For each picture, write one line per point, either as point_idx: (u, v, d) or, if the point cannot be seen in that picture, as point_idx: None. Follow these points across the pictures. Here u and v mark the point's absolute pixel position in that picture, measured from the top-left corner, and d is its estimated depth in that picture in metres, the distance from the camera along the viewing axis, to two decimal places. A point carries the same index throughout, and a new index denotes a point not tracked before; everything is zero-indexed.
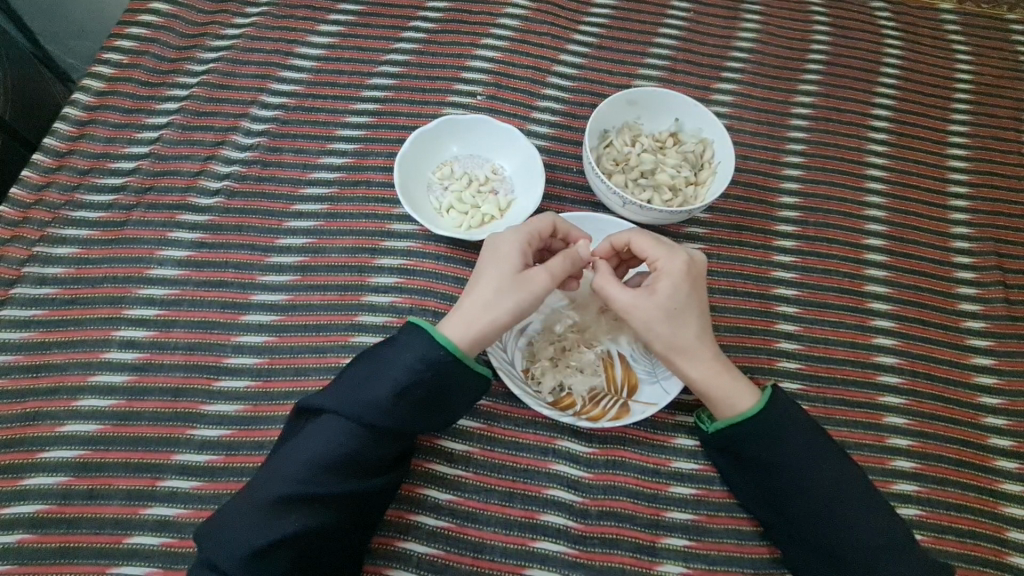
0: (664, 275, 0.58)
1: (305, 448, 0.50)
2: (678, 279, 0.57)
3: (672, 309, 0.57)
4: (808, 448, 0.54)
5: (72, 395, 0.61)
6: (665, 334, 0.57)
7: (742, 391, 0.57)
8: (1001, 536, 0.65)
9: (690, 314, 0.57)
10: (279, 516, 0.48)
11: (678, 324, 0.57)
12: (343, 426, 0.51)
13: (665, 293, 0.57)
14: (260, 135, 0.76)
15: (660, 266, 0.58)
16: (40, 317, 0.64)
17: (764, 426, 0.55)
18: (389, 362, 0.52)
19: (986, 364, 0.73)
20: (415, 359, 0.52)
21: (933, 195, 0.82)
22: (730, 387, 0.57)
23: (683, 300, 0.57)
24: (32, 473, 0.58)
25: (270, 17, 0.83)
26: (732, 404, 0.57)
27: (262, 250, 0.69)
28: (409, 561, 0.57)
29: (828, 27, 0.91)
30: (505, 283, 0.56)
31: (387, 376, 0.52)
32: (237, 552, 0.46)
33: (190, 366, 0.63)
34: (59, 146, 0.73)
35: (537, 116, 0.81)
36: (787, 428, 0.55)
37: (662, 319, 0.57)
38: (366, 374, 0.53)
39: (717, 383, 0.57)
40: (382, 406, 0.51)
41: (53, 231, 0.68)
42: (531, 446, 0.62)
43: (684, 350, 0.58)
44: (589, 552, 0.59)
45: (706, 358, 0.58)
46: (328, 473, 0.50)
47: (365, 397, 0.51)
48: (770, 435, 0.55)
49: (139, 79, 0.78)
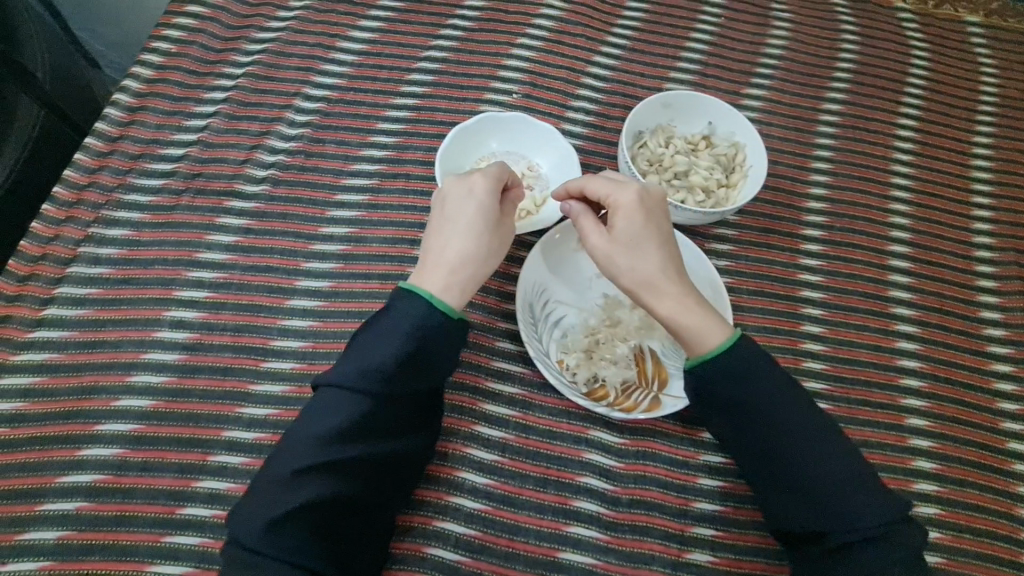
0: (617, 210, 0.60)
1: (317, 419, 0.52)
2: (633, 211, 0.59)
3: (632, 239, 0.58)
4: (775, 389, 0.53)
5: (126, 371, 0.63)
6: (625, 266, 0.58)
7: (706, 321, 0.56)
8: (1017, 537, 0.67)
9: (649, 243, 0.58)
10: (298, 487, 0.49)
11: (638, 254, 0.58)
12: (345, 397, 0.53)
13: (621, 226, 0.59)
14: (303, 126, 0.79)
15: (614, 202, 0.60)
16: (95, 295, 0.66)
17: (735, 359, 0.54)
18: (383, 331, 0.55)
19: (1006, 371, 0.75)
20: (411, 324, 0.54)
21: (956, 204, 0.84)
22: (695, 315, 0.56)
23: (643, 229, 0.59)
24: (88, 445, 0.60)
25: (313, 12, 0.86)
26: (698, 336, 0.55)
27: (306, 238, 0.72)
28: (447, 540, 0.60)
29: (857, 37, 0.93)
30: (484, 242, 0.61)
31: (384, 344, 0.54)
32: (259, 527, 0.48)
33: (238, 347, 0.65)
34: (111, 131, 0.75)
35: (571, 116, 0.84)
36: (752, 369, 0.54)
37: (622, 250, 0.58)
38: (365, 346, 0.54)
39: (683, 313, 0.56)
40: (383, 373, 0.53)
41: (106, 213, 0.70)
42: (564, 435, 0.65)
43: (649, 282, 0.58)
44: (620, 538, 0.61)
45: (670, 289, 0.57)
46: (343, 442, 0.52)
47: (370, 367, 0.53)
48: (735, 375, 0.54)
49: (187, 68, 0.81)
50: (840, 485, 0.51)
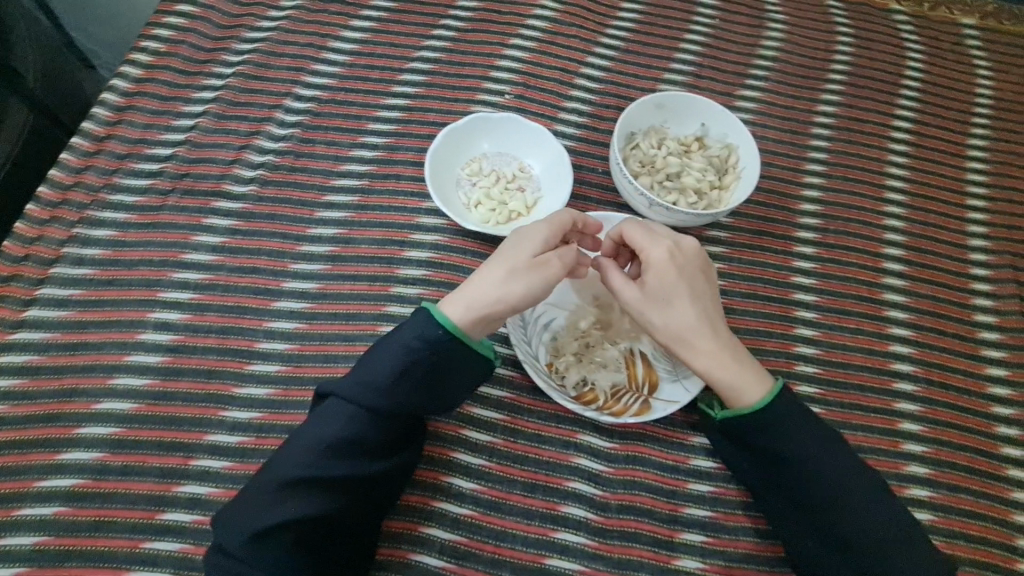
0: (649, 266, 0.60)
1: (311, 430, 0.52)
2: (667, 268, 0.59)
3: (665, 298, 0.59)
4: (809, 439, 0.56)
5: (108, 373, 0.62)
6: (659, 322, 0.59)
7: (747, 381, 0.58)
8: (1012, 544, 0.66)
9: (682, 301, 0.59)
10: (285, 496, 0.49)
11: (672, 312, 0.59)
12: (345, 409, 0.53)
13: (653, 282, 0.60)
14: (293, 126, 0.78)
15: (647, 258, 0.60)
16: (77, 296, 0.65)
17: (770, 413, 0.56)
18: (389, 345, 0.55)
19: (1001, 376, 0.74)
20: (415, 338, 0.54)
21: (951, 207, 0.83)
22: (737, 373, 0.58)
23: (676, 287, 0.59)
24: (69, 448, 0.59)
25: (304, 12, 0.85)
26: (738, 395, 0.58)
27: (294, 239, 0.71)
28: (432, 546, 0.59)
29: (852, 39, 0.93)
30: (517, 267, 0.57)
31: (388, 358, 0.54)
32: (245, 533, 0.48)
33: (223, 349, 0.64)
34: (98, 131, 0.74)
35: (564, 117, 0.83)
36: (786, 420, 0.56)
37: (656, 308, 0.59)
38: (371, 358, 0.55)
39: (721, 372, 0.58)
40: (383, 387, 0.53)
41: (91, 213, 0.70)
42: (553, 439, 0.64)
43: (683, 340, 0.59)
44: (608, 544, 0.60)
45: (706, 346, 0.59)
46: (333, 455, 0.51)
47: (366, 379, 0.53)
48: (770, 426, 0.56)
49: (176, 67, 0.80)
50: (861, 528, 0.53)
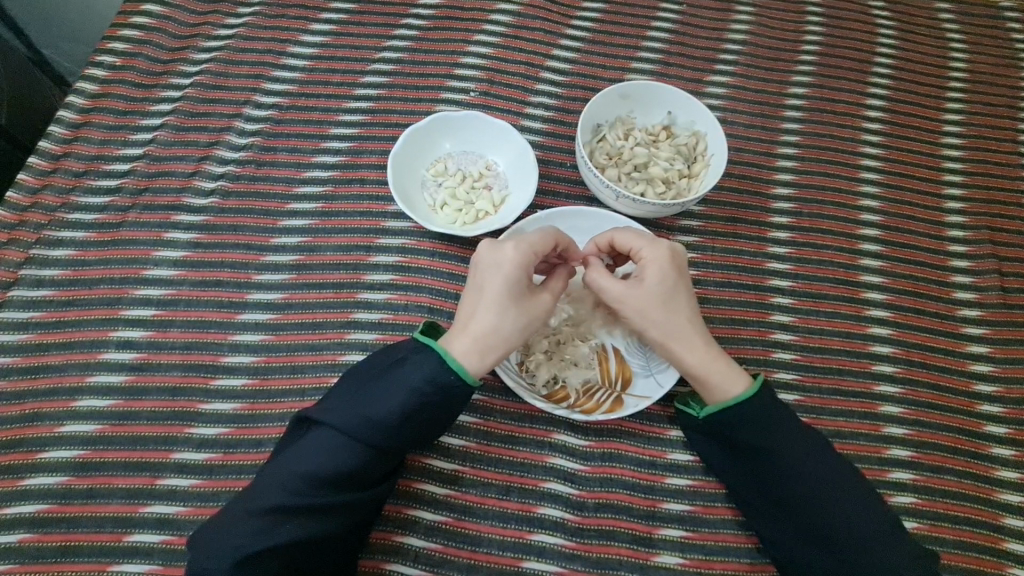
0: (650, 264, 0.58)
1: (307, 458, 0.51)
2: (665, 264, 0.57)
3: (663, 295, 0.57)
4: (796, 437, 0.55)
5: (71, 395, 0.61)
6: (658, 320, 0.57)
7: (734, 377, 0.56)
8: (997, 523, 0.65)
9: (680, 299, 0.57)
10: (274, 523, 0.48)
11: (669, 310, 0.57)
12: (344, 445, 0.51)
13: (655, 281, 0.57)
14: (253, 134, 0.77)
15: (644, 255, 0.58)
16: (38, 319, 0.64)
17: (759, 411, 0.55)
18: (396, 381, 0.53)
19: (983, 354, 0.73)
20: (422, 380, 0.53)
21: (927, 183, 0.82)
22: (724, 369, 0.57)
23: (672, 285, 0.57)
24: (33, 473, 0.58)
25: (262, 17, 0.83)
26: (725, 390, 0.56)
27: (258, 250, 0.70)
28: (407, 555, 0.58)
29: (823, 19, 0.91)
30: (505, 303, 0.55)
31: (393, 396, 0.52)
32: (226, 558, 0.47)
33: (188, 365, 0.63)
34: (54, 149, 0.73)
35: (530, 111, 0.82)
36: (774, 418, 0.55)
37: (655, 305, 0.57)
38: (375, 392, 0.53)
39: (714, 367, 0.57)
40: (386, 427, 0.52)
41: (50, 234, 0.68)
42: (527, 440, 0.63)
43: (677, 335, 0.57)
44: (585, 544, 0.59)
45: (699, 343, 0.58)
46: (326, 487, 0.50)
47: (370, 416, 0.52)
48: (760, 423, 0.55)
49: (132, 81, 0.78)
50: (844, 522, 0.52)
